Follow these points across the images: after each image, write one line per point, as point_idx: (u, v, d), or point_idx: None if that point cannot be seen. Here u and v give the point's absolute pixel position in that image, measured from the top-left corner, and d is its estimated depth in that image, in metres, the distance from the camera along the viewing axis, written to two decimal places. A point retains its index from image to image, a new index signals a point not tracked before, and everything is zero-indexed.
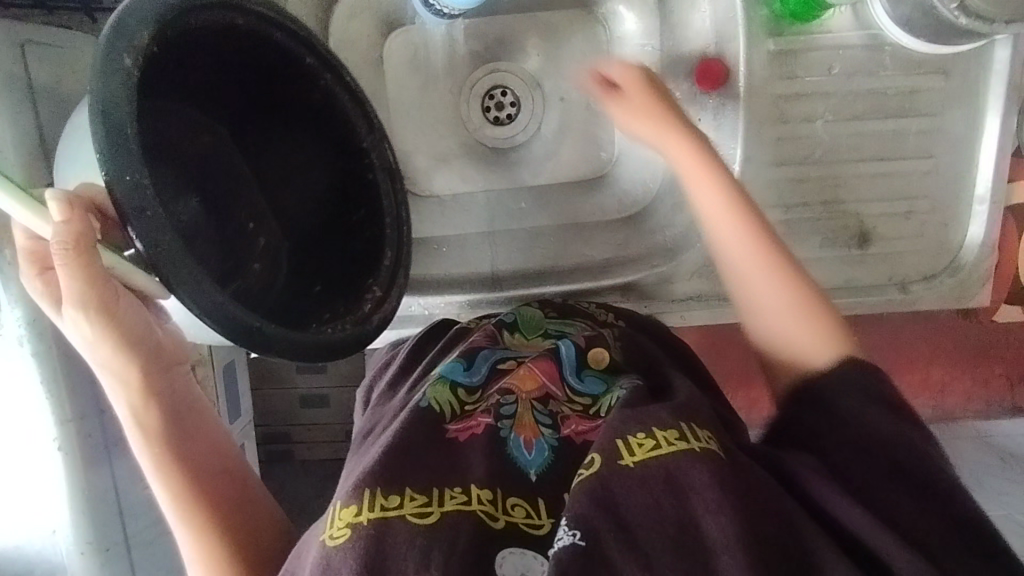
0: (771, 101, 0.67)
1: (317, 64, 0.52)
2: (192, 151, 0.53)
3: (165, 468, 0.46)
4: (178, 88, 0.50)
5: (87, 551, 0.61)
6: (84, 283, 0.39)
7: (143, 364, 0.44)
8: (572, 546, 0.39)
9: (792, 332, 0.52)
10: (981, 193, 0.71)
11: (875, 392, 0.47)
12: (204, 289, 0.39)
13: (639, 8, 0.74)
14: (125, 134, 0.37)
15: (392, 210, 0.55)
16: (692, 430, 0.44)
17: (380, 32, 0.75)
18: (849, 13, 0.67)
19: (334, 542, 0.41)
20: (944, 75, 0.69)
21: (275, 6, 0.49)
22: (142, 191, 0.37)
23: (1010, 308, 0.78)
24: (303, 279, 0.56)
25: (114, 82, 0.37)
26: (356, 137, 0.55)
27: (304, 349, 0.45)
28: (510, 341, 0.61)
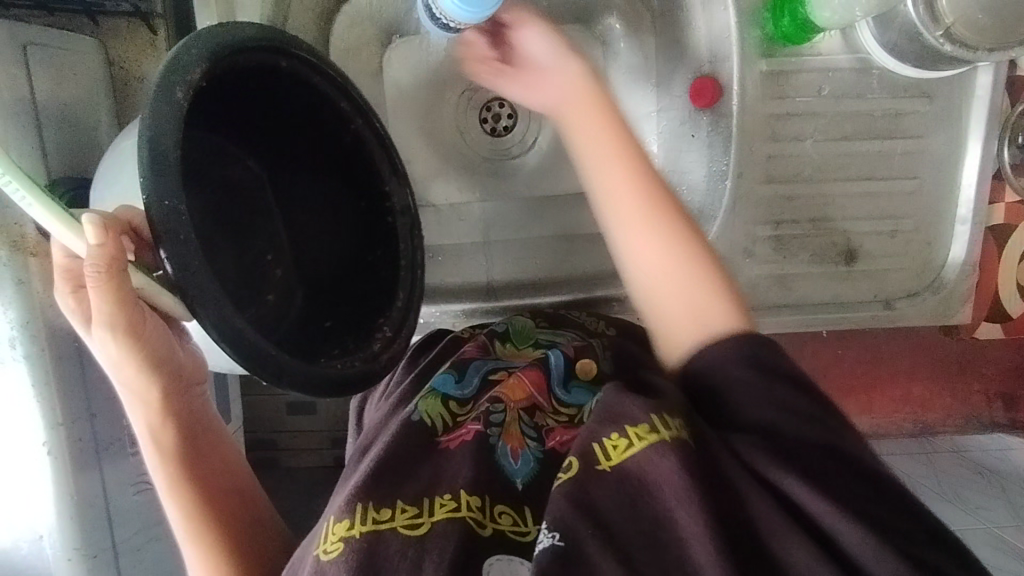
0: (763, 122, 0.69)
1: (351, 109, 0.54)
2: (223, 177, 0.53)
3: (178, 482, 0.50)
4: (212, 116, 0.51)
5: (75, 557, 0.60)
6: (114, 308, 0.40)
7: (164, 386, 0.46)
8: (552, 548, 0.40)
9: (692, 309, 0.50)
10: (962, 213, 0.73)
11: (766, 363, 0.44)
12: (226, 314, 0.39)
13: (636, 27, 0.76)
14: (167, 159, 0.38)
15: (409, 251, 0.56)
16: (663, 418, 0.42)
17: (380, 43, 0.75)
18: (839, 37, 0.69)
19: (328, 556, 0.43)
20: (929, 99, 0.71)
21: (317, 53, 0.51)
22: (179, 216, 0.38)
23: (991, 327, 0.79)
24: (315, 314, 0.56)
25: (165, 112, 0.39)
26: (380, 181, 0.56)
27: (315, 382, 0.45)
28: (500, 352, 0.62)
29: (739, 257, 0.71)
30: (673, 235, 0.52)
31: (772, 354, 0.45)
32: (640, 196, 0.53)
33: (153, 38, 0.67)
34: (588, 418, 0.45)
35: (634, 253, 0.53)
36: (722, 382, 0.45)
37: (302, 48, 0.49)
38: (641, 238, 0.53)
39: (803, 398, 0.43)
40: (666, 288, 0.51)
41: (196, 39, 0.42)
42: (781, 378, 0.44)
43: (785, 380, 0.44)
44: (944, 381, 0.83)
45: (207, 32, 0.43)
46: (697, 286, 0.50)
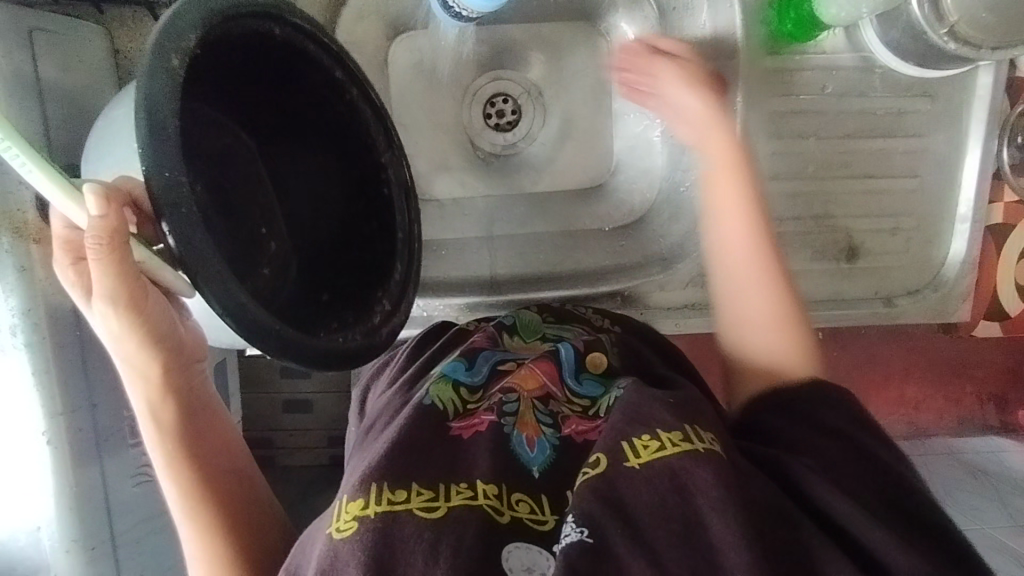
0: (768, 119, 0.70)
1: (345, 78, 0.54)
2: (212, 146, 0.52)
3: (178, 461, 0.49)
4: (212, 86, 0.50)
5: (73, 549, 0.59)
6: (117, 280, 0.39)
7: (166, 361, 0.45)
8: (579, 542, 0.40)
9: (751, 324, 0.58)
10: (963, 212, 0.74)
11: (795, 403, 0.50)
12: (230, 291, 0.39)
13: (640, 25, 0.75)
14: (166, 130, 0.37)
15: (405, 224, 0.56)
16: (697, 432, 0.45)
17: (386, 36, 0.75)
18: (842, 35, 0.70)
19: (342, 534, 0.42)
20: (930, 98, 0.72)
21: (312, 22, 0.51)
22: (181, 189, 0.37)
23: (990, 325, 0.80)
24: (311, 287, 0.55)
25: (161, 80, 0.38)
26: (376, 151, 0.56)
27: (318, 357, 0.45)
28: (510, 344, 0.62)
29: None
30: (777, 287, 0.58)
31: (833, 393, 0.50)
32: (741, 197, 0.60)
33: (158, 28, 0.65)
34: (615, 418, 0.47)
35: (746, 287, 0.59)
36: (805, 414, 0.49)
37: (298, 17, 0.49)
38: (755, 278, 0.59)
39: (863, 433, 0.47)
40: (754, 304, 0.58)
41: (189, 3, 0.41)
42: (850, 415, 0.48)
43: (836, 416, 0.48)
44: (940, 385, 0.83)
45: None
46: (756, 305, 0.58)
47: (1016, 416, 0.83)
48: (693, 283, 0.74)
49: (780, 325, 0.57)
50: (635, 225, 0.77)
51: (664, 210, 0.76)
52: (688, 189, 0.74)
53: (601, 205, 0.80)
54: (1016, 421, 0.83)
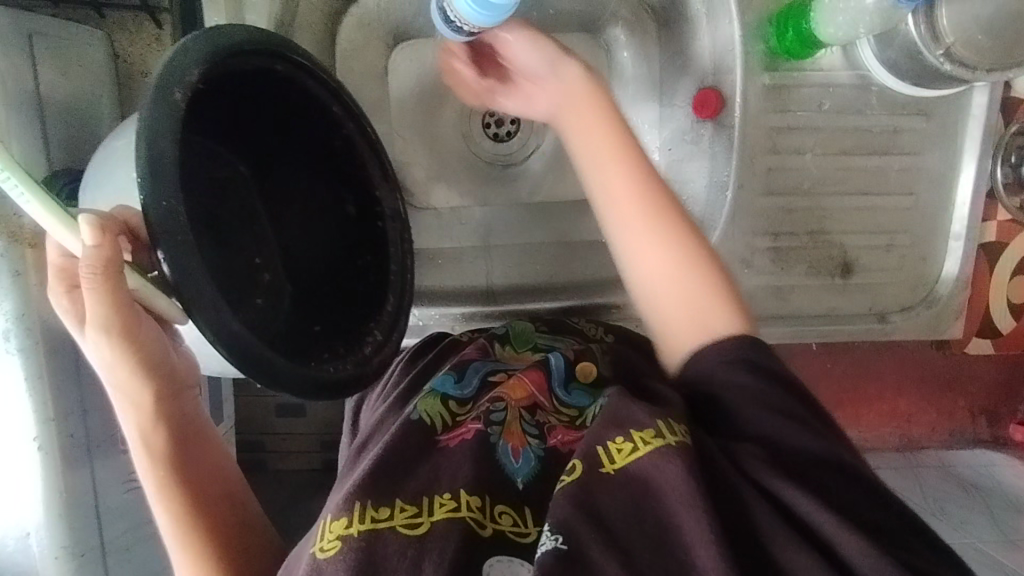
0: (764, 135, 0.70)
1: (343, 112, 0.54)
2: (208, 179, 0.51)
3: (168, 489, 0.48)
4: (207, 120, 0.50)
5: (62, 556, 0.58)
6: (109, 309, 0.39)
7: (157, 388, 0.45)
8: (554, 550, 0.39)
9: (670, 314, 0.51)
10: (956, 230, 0.75)
11: (760, 366, 0.46)
12: (222, 318, 0.39)
13: (640, 37, 0.76)
14: (166, 161, 0.38)
15: (398, 256, 0.56)
16: (669, 424, 0.42)
17: (386, 44, 0.75)
18: (840, 53, 0.70)
19: (325, 554, 0.42)
20: (926, 116, 0.72)
21: (313, 57, 0.51)
22: (176, 219, 0.38)
23: (982, 341, 0.81)
24: (303, 318, 0.54)
25: (163, 111, 0.38)
26: (370, 183, 0.56)
27: (306, 388, 0.45)
28: (501, 353, 0.61)
29: (737, 266, 0.72)
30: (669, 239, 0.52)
31: (762, 354, 0.46)
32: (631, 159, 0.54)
33: (158, 32, 0.66)
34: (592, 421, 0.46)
35: (629, 245, 0.53)
36: (717, 381, 0.46)
37: (299, 52, 0.49)
38: (648, 245, 0.52)
39: (805, 404, 0.44)
40: (653, 287, 0.52)
41: (196, 39, 0.41)
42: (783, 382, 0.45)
43: (767, 385, 0.45)
44: (932, 398, 0.84)
45: (209, 31, 0.43)
46: (699, 283, 0.50)
47: (1008, 428, 0.85)
48: None
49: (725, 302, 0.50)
50: None
51: None
52: (686, 202, 0.74)
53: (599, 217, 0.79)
54: (1007, 434, 0.85)
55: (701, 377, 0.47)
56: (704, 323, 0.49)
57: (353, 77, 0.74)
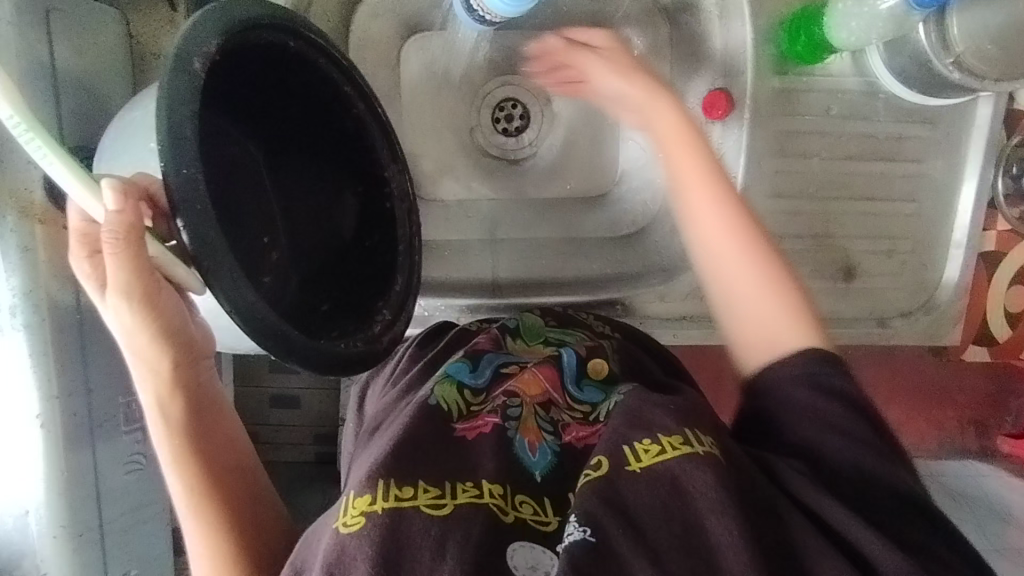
0: (771, 137, 0.71)
1: (354, 93, 0.54)
2: (221, 158, 0.52)
3: (183, 456, 0.48)
4: (220, 95, 0.50)
5: (61, 535, 0.58)
6: (132, 275, 0.39)
7: (174, 357, 0.45)
8: (582, 540, 0.40)
9: (771, 322, 0.54)
10: (958, 238, 0.76)
11: (831, 388, 0.49)
12: (240, 288, 0.40)
13: (651, 36, 0.76)
14: (185, 135, 0.38)
15: (407, 234, 0.56)
16: (696, 434, 0.45)
17: (400, 35, 0.76)
18: (849, 59, 0.71)
19: (349, 528, 0.41)
20: (930, 125, 0.73)
21: (325, 37, 0.51)
22: (196, 189, 0.38)
23: (978, 350, 0.81)
24: (310, 296, 0.54)
25: (182, 82, 0.39)
26: (378, 166, 0.57)
27: (319, 362, 0.45)
28: (512, 346, 0.62)
29: None
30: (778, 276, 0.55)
31: (837, 375, 0.49)
32: (720, 194, 0.58)
33: (172, 14, 0.67)
34: (617, 421, 0.48)
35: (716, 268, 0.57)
36: (787, 396, 0.49)
37: (311, 31, 0.50)
38: (744, 272, 0.56)
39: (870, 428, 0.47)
40: (752, 306, 0.55)
41: (212, 10, 0.42)
42: (841, 401, 0.48)
43: (847, 408, 0.48)
44: None
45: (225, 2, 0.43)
46: (776, 302, 0.54)
47: None
48: (689, 297, 0.74)
49: (799, 320, 0.53)
50: (638, 233, 0.78)
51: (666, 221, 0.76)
52: None
53: (605, 215, 0.80)
54: None
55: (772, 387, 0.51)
56: (770, 344, 0.53)
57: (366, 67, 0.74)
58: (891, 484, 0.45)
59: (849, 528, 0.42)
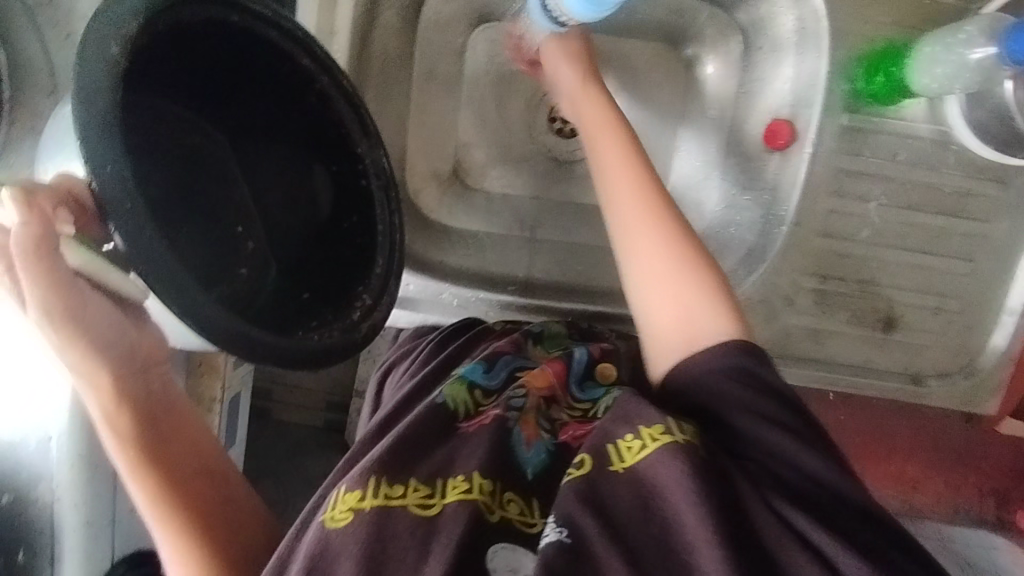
0: (827, 175, 0.69)
1: (314, 66, 0.53)
2: (177, 145, 0.53)
3: (141, 470, 0.49)
4: (169, 78, 0.52)
5: (78, 464, 0.60)
6: (49, 289, 0.44)
7: (115, 364, 0.49)
8: (556, 542, 0.41)
9: (687, 325, 0.50)
10: (1013, 304, 0.73)
11: (752, 373, 0.47)
12: (184, 288, 0.41)
13: (722, 56, 0.75)
14: (111, 126, 0.39)
15: (386, 216, 0.56)
16: (678, 422, 0.45)
17: (469, 23, 0.75)
18: (926, 105, 0.68)
19: (335, 524, 0.44)
20: (1003, 184, 0.70)
21: (274, 10, 0.51)
22: (123, 185, 0.39)
23: (1014, 422, 0.79)
24: (292, 286, 0.57)
25: (97, 69, 0.40)
26: (351, 142, 0.57)
27: (289, 362, 0.46)
28: (534, 352, 0.60)
29: (780, 303, 0.71)
30: (665, 239, 0.52)
31: (761, 365, 0.47)
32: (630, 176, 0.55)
33: None
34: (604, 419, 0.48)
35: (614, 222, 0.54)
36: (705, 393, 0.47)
37: (258, 4, 0.50)
38: (645, 238, 0.52)
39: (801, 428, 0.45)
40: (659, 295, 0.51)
41: None
42: (771, 395, 0.46)
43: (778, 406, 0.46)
44: (944, 469, 0.80)
45: None
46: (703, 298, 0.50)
47: (1015, 514, 0.79)
48: None
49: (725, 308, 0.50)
50: None
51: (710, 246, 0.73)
52: (740, 230, 0.73)
53: None
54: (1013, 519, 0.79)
55: (693, 381, 0.47)
56: (693, 324, 0.50)
57: (430, 50, 0.74)
58: (843, 482, 0.43)
59: (811, 531, 0.41)
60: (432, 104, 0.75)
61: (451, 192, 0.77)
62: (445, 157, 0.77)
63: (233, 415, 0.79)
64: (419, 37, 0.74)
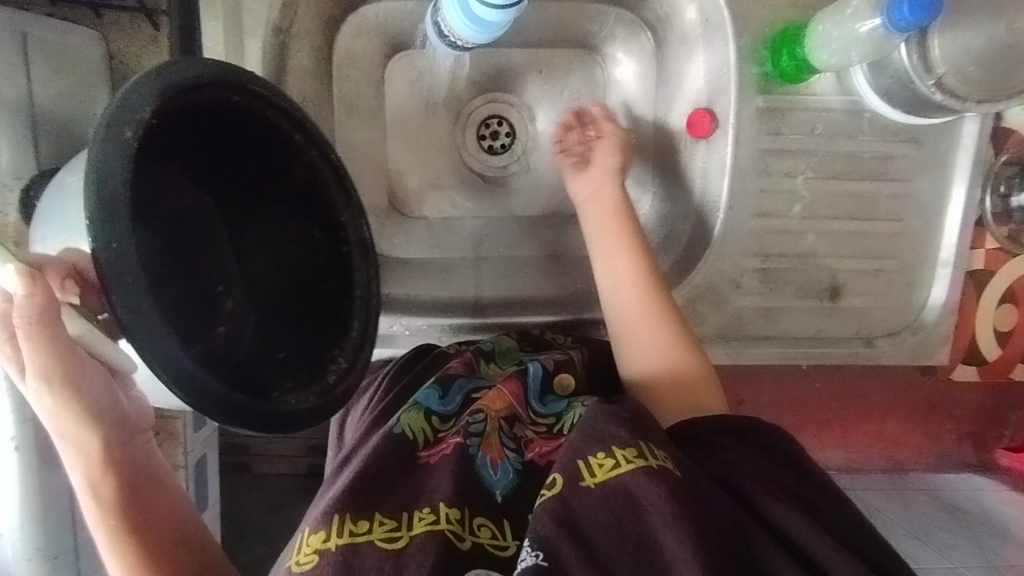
0: (752, 155, 0.70)
1: (304, 142, 0.53)
2: (168, 209, 0.50)
3: (119, 542, 0.45)
4: (158, 149, 0.48)
5: (35, 558, 0.57)
6: (50, 356, 0.40)
7: (104, 432, 0.44)
8: (534, 565, 0.41)
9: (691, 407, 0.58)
10: (944, 257, 0.75)
11: (745, 429, 0.50)
12: (173, 357, 0.39)
13: (637, 54, 0.76)
14: (117, 202, 0.38)
15: (363, 282, 0.55)
16: (650, 446, 0.45)
17: (384, 53, 0.75)
18: (833, 79, 0.70)
19: (301, 567, 0.43)
20: (916, 144, 0.73)
21: (271, 85, 0.50)
22: (125, 259, 0.38)
23: (966, 369, 0.82)
24: (267, 344, 0.54)
25: (114, 152, 0.39)
26: (333, 210, 0.55)
27: (273, 425, 0.45)
28: (487, 371, 0.61)
29: (727, 288, 0.72)
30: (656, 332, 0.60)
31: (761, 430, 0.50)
32: (640, 279, 0.62)
33: (155, 33, 0.64)
34: (572, 435, 0.48)
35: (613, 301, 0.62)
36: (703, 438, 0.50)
37: (260, 85, 0.49)
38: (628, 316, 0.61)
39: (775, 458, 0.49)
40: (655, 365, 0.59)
41: (143, 79, 0.41)
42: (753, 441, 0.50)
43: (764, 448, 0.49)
44: (916, 420, 0.84)
45: (161, 68, 0.43)
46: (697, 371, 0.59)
47: (994, 453, 0.85)
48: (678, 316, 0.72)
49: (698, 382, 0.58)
50: None
51: (651, 241, 0.75)
52: (679, 222, 0.74)
53: None
54: (993, 460, 0.85)
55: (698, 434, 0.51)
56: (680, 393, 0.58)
57: (349, 85, 0.74)
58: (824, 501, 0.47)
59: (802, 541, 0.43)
60: (359, 138, 0.75)
61: (391, 222, 0.76)
62: (380, 189, 0.76)
63: (201, 475, 0.76)
64: (335, 74, 0.73)
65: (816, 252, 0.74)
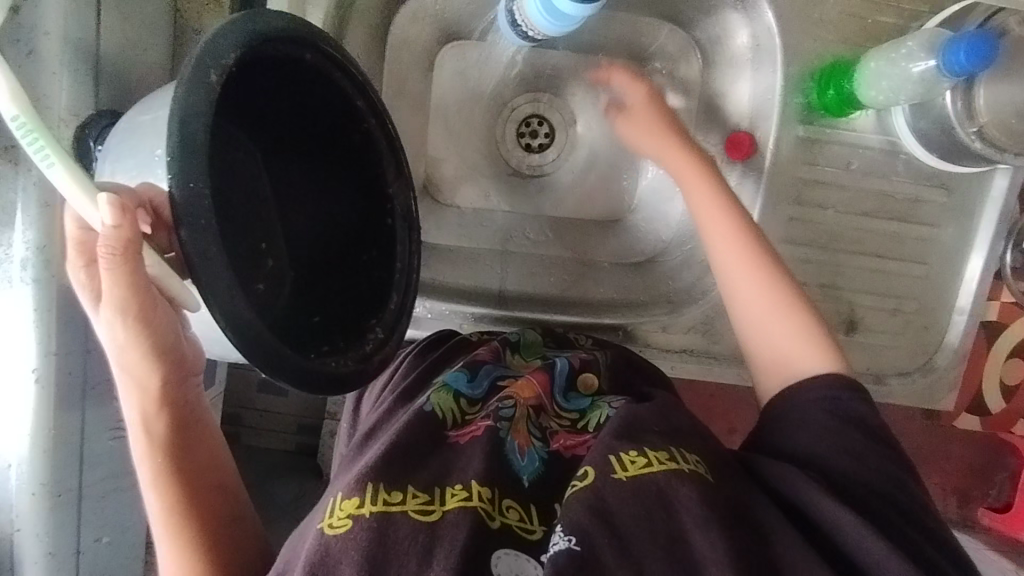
0: (789, 181, 0.72)
1: (365, 108, 0.53)
2: (230, 172, 0.52)
3: (163, 476, 0.48)
4: (231, 103, 0.51)
5: (39, 493, 0.57)
6: (127, 291, 0.39)
7: (166, 371, 0.45)
8: (567, 550, 0.42)
9: (784, 349, 0.57)
10: (962, 304, 0.76)
11: (846, 410, 0.51)
12: (231, 297, 0.40)
13: (685, 71, 0.79)
14: (196, 143, 0.39)
15: (404, 256, 0.55)
16: (682, 453, 0.48)
17: (438, 40, 0.77)
18: (874, 117, 0.72)
19: (335, 530, 0.42)
20: (947, 191, 0.74)
21: (344, 54, 0.51)
22: (202, 201, 0.39)
23: (971, 417, 0.84)
24: (301, 308, 0.54)
25: (200, 95, 0.40)
26: (383, 180, 0.56)
27: (309, 379, 0.45)
28: (512, 361, 0.61)
29: None
30: (768, 292, 0.58)
31: (852, 400, 0.51)
32: (741, 241, 0.60)
33: None
34: (604, 435, 0.49)
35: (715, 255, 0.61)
36: (801, 418, 0.52)
37: (332, 47, 0.50)
38: (742, 282, 0.59)
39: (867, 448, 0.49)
40: (770, 327, 0.58)
41: (230, 26, 0.42)
42: (854, 424, 0.50)
43: (861, 433, 0.50)
44: None
45: (250, 17, 0.44)
46: (807, 337, 0.56)
47: (976, 511, 0.85)
48: (696, 330, 0.73)
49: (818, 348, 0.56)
50: (649, 263, 0.78)
51: (677, 255, 0.76)
52: None
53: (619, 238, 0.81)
54: (975, 518, 0.85)
55: (788, 412, 0.52)
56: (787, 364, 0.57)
57: (400, 68, 0.75)
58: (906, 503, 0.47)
59: (856, 536, 0.44)
60: (405, 121, 0.76)
61: (423, 208, 0.77)
62: (417, 174, 0.78)
63: None
64: (388, 55, 0.74)
65: (837, 285, 0.75)
